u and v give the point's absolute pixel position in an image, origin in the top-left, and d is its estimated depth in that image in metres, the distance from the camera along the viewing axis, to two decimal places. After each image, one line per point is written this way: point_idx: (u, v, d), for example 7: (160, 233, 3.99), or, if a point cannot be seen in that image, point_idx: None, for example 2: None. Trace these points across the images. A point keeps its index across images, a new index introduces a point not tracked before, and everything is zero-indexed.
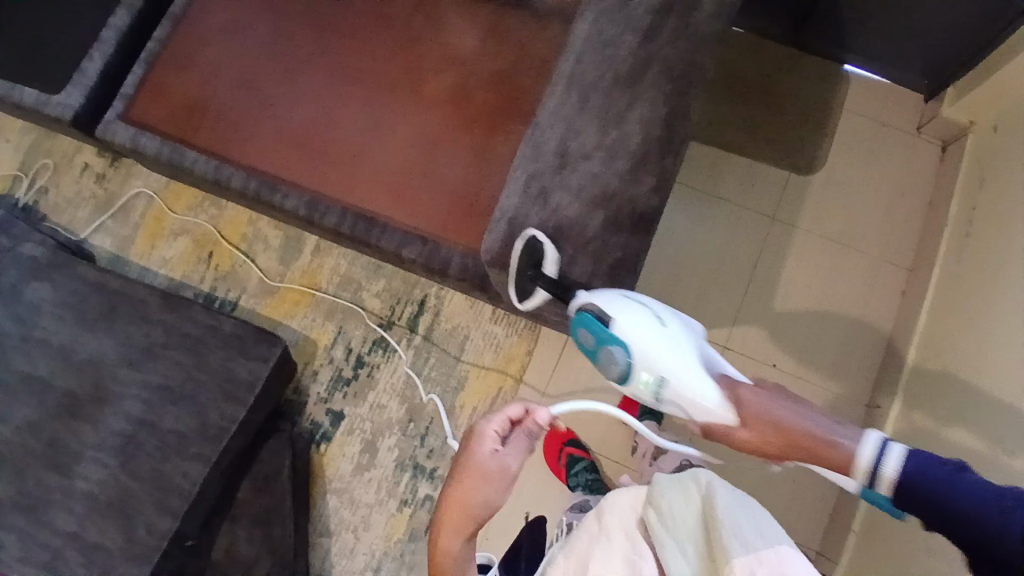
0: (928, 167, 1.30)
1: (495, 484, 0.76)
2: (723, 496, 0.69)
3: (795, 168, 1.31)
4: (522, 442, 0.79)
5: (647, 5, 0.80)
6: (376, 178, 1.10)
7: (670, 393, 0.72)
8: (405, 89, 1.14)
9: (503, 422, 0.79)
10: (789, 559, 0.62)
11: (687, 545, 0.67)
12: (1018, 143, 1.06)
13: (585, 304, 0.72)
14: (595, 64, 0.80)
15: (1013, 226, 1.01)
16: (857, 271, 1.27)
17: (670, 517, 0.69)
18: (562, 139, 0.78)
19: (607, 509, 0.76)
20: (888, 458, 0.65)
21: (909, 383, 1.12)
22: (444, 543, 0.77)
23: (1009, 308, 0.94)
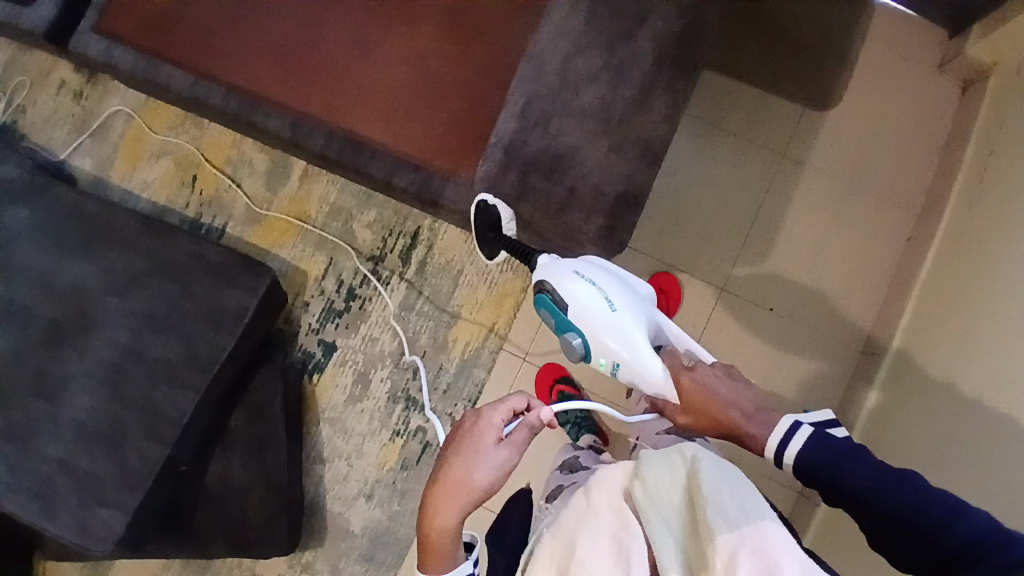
0: (949, 107, 1.23)
1: (489, 471, 0.73)
2: (712, 470, 0.61)
3: (810, 104, 1.24)
4: (524, 434, 0.75)
5: None
6: (367, 97, 1.03)
7: (624, 374, 0.85)
8: (399, 0, 1.05)
9: (508, 412, 0.76)
10: (775, 540, 0.54)
11: (672, 525, 0.59)
12: None
13: (542, 288, 0.86)
14: None
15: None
16: (866, 214, 1.23)
17: (654, 490, 0.61)
18: (565, 60, 0.72)
19: (593, 485, 0.67)
20: (789, 440, 0.74)
21: (907, 332, 1.12)
22: (431, 527, 0.74)
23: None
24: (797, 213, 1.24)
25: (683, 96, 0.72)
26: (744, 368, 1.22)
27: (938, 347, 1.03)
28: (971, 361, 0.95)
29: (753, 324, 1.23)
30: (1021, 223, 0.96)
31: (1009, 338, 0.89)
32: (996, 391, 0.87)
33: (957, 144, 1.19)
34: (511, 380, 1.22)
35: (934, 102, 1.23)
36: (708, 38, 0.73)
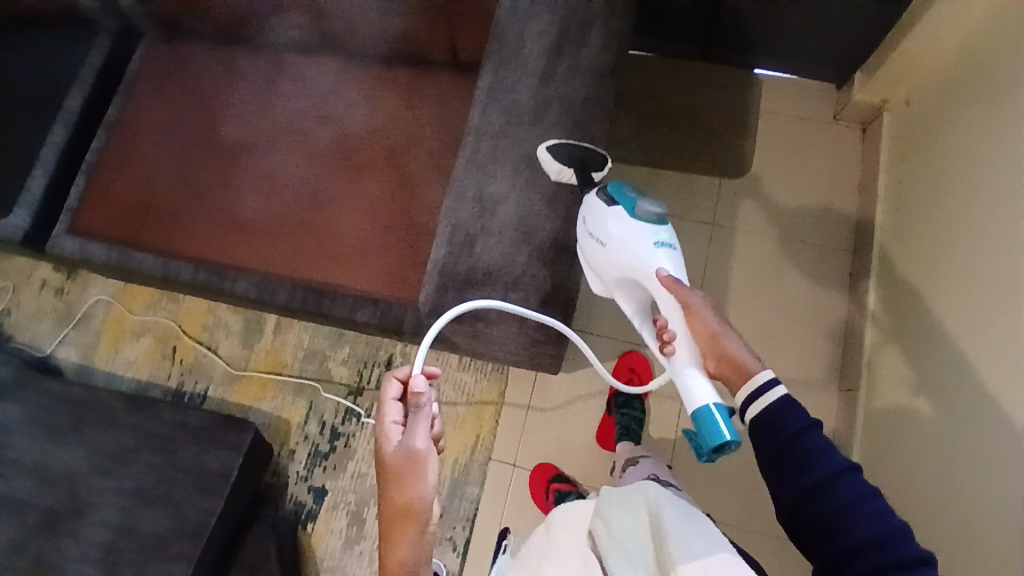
0: (854, 151, 1.35)
1: (408, 472, 0.73)
2: (670, 507, 0.71)
3: (724, 174, 1.35)
4: (416, 415, 0.75)
5: (539, 50, 0.86)
6: (323, 247, 1.13)
7: (671, 257, 0.76)
8: (340, 161, 1.18)
9: (396, 408, 0.77)
10: (726, 569, 0.65)
11: (635, 560, 0.68)
12: (941, 113, 1.10)
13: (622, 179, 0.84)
14: (500, 112, 0.84)
15: (942, 198, 1.06)
16: (805, 260, 1.31)
17: (618, 531, 0.70)
18: (479, 187, 0.81)
19: (555, 523, 0.75)
20: (779, 385, 0.69)
21: (873, 363, 1.17)
22: (393, 555, 0.74)
23: (966, 270, 0.96)
24: (743, 272, 1.31)
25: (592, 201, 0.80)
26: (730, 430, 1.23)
27: (910, 372, 1.05)
28: (942, 380, 0.96)
29: None
30: (947, 242, 1.02)
31: (964, 348, 0.92)
32: (970, 403, 0.89)
33: (869, 182, 1.30)
34: (505, 489, 1.22)
35: (838, 150, 1.35)
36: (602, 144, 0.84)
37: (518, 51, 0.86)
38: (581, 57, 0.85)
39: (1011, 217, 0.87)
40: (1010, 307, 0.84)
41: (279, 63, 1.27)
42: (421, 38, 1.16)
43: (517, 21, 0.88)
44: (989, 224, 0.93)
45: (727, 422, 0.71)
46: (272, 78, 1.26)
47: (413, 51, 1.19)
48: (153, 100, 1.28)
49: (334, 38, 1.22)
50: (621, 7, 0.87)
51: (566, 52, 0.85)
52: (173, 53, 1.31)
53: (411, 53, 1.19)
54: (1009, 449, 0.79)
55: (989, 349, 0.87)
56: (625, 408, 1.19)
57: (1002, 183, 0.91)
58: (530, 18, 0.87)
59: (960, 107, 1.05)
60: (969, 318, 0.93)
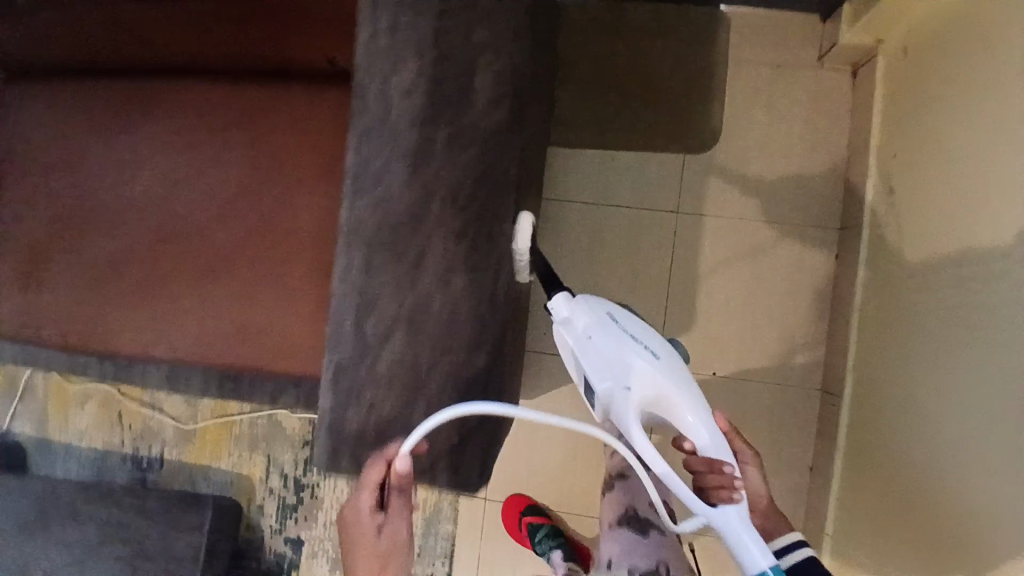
0: (842, 100, 1.12)
1: (391, 562, 0.69)
2: None
3: (687, 150, 1.15)
4: (400, 501, 0.68)
5: (408, 114, 0.64)
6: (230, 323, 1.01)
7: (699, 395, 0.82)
8: (233, 219, 1.03)
9: (373, 496, 0.67)
10: None
11: None
12: (944, 71, 0.86)
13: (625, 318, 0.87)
14: (372, 210, 0.65)
15: (935, 188, 0.87)
16: (786, 242, 1.14)
17: None
18: (357, 320, 0.65)
19: None
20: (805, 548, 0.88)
21: (860, 367, 1.05)
22: None
23: (965, 289, 0.79)
24: (714, 266, 1.16)
25: (498, 321, 0.66)
26: None
27: (894, 391, 0.94)
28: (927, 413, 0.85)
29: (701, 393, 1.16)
30: (940, 248, 0.86)
31: (951, 386, 0.81)
32: (955, 457, 0.79)
33: (859, 146, 1.09)
34: (479, 523, 1.19)
35: (823, 104, 1.13)
36: (504, 240, 0.67)
37: (382, 121, 0.65)
38: (463, 121, 0.64)
39: (1012, 246, 0.71)
40: (1002, 359, 0.71)
41: (141, 98, 1.06)
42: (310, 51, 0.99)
43: (377, 74, 0.65)
44: (985, 240, 0.76)
45: None
46: (141, 120, 1.06)
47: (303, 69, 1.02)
48: (11, 161, 1.09)
49: (214, 66, 1.05)
50: (510, 39, 0.65)
51: (444, 117, 0.64)
52: (22, 98, 1.09)
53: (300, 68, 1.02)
54: (999, 528, 0.70)
55: (975, 397, 0.75)
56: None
57: (1001, 192, 0.73)
58: (393, 69, 0.65)
59: (960, 68, 0.82)
60: (956, 353, 0.80)
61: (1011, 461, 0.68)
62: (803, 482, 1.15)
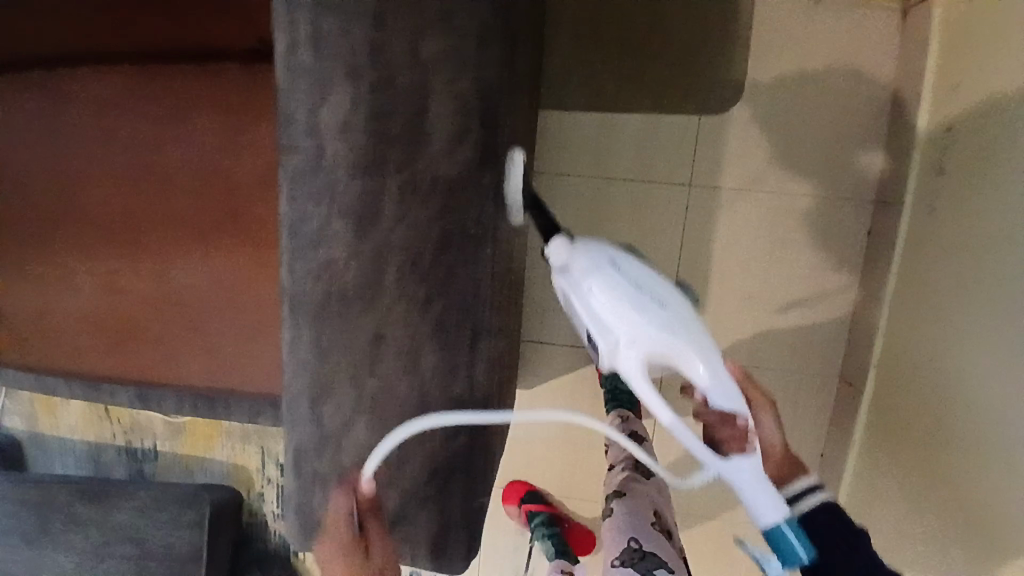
0: (887, 44, 0.93)
1: None
2: None
3: (702, 108, 0.98)
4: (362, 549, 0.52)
5: (345, 158, 0.51)
6: (197, 339, 0.94)
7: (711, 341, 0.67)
8: (180, 223, 0.90)
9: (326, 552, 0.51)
10: None
11: None
12: (1017, 21, 0.69)
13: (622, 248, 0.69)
14: (315, 277, 0.54)
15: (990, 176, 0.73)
16: (811, 216, 1.00)
17: None
18: (314, 404, 0.56)
19: None
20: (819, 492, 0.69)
21: (882, 364, 0.94)
22: None
23: (1009, 300, 0.68)
24: (727, 245, 1.02)
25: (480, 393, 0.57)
26: None
27: (915, 398, 0.86)
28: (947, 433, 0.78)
29: None
30: (987, 249, 0.73)
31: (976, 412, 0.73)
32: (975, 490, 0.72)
33: (905, 104, 0.91)
34: None
35: (865, 51, 0.94)
36: (478, 304, 0.55)
37: (316, 165, 0.52)
38: (415, 166, 0.50)
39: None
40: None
41: (45, 80, 0.89)
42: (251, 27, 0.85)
43: (302, 103, 0.52)
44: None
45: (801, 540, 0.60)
46: (52, 114, 0.89)
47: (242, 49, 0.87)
48: None
49: (128, 46, 0.87)
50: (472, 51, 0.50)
51: (391, 162, 0.50)
52: None
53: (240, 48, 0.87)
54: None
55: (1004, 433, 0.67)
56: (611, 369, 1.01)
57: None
58: (321, 97, 0.51)
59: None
60: (988, 368, 0.70)
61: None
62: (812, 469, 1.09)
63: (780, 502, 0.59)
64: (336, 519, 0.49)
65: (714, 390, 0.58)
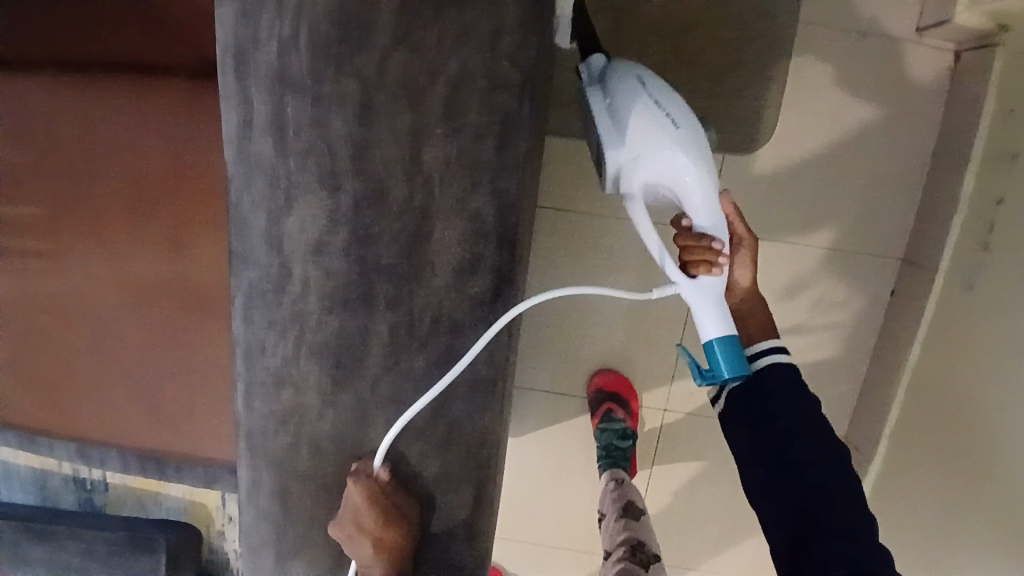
0: (936, 89, 0.83)
1: None
2: None
3: (729, 146, 0.85)
4: None
5: (320, 287, 0.40)
6: (118, 404, 0.75)
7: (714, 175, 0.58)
8: (89, 265, 0.71)
9: None
10: None
11: None
12: None
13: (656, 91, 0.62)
14: (277, 421, 0.43)
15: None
16: (834, 270, 0.91)
17: None
18: (277, 562, 0.47)
19: None
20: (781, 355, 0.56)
21: (895, 434, 0.89)
22: None
23: None
24: None
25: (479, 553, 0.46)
26: (710, 484, 1.03)
27: (927, 480, 0.81)
28: (962, 527, 0.73)
29: (711, 436, 1.01)
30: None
31: (998, 514, 0.68)
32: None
33: (949, 159, 0.82)
34: None
35: (912, 92, 0.83)
36: (488, 468, 0.44)
37: (279, 287, 0.41)
38: (410, 300, 0.40)
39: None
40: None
41: None
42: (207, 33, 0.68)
43: (260, 208, 0.40)
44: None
45: (735, 357, 0.53)
46: None
47: (184, 58, 0.69)
48: None
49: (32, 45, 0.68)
50: (489, 155, 0.38)
51: (380, 293, 0.40)
52: None
53: (176, 53, 0.68)
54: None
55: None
56: (607, 426, 0.94)
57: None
58: (285, 206, 0.39)
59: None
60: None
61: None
62: None
63: (724, 317, 0.53)
64: (350, 491, 0.42)
65: (697, 209, 0.51)
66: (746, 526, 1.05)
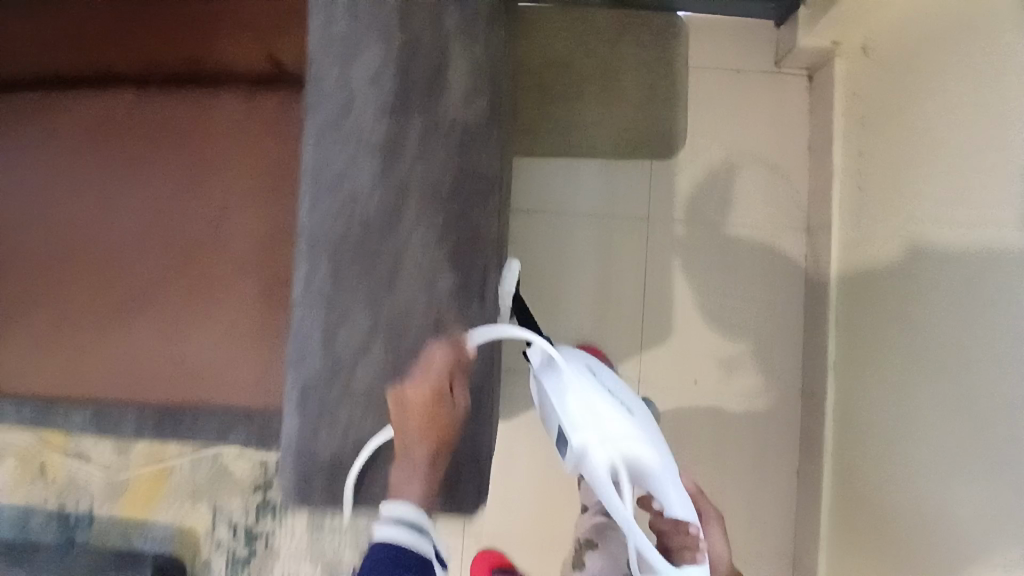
0: (800, 103, 1.14)
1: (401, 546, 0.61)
2: None
3: (654, 153, 1.13)
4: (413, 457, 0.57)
5: (375, 107, 0.59)
6: (169, 349, 0.89)
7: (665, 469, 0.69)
8: (171, 231, 0.91)
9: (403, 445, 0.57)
10: None
11: None
12: (906, 70, 0.88)
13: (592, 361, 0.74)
14: (335, 211, 0.58)
15: (899, 179, 0.89)
16: (757, 243, 1.13)
17: None
18: (326, 335, 0.58)
19: None
20: None
21: (841, 369, 1.04)
22: None
23: (944, 280, 0.80)
24: (687, 272, 1.13)
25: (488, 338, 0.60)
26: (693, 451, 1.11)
27: (875, 391, 0.94)
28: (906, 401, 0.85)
29: (686, 404, 1.11)
30: (911, 242, 0.86)
31: (933, 375, 0.81)
32: (942, 454, 0.78)
33: (820, 148, 1.10)
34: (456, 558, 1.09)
35: (783, 108, 1.14)
36: (486, 247, 0.59)
37: (344, 113, 0.59)
38: (436, 113, 0.59)
39: (980, 238, 0.73)
40: (978, 350, 0.73)
41: (59, 101, 0.93)
42: (260, 50, 0.91)
43: (334, 62, 0.59)
44: (954, 234, 0.78)
45: None
46: (59, 133, 0.92)
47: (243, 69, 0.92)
48: None
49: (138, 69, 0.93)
50: (483, 21, 0.59)
51: (415, 108, 0.58)
52: None
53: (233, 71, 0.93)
54: (997, 527, 0.69)
55: (959, 390, 0.76)
56: None
57: (966, 186, 0.76)
58: (352, 57, 0.59)
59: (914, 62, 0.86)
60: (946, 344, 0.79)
61: (1006, 458, 0.68)
62: (788, 490, 1.11)
63: None
64: (399, 245, 0.57)
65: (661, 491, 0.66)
66: (733, 493, 1.11)
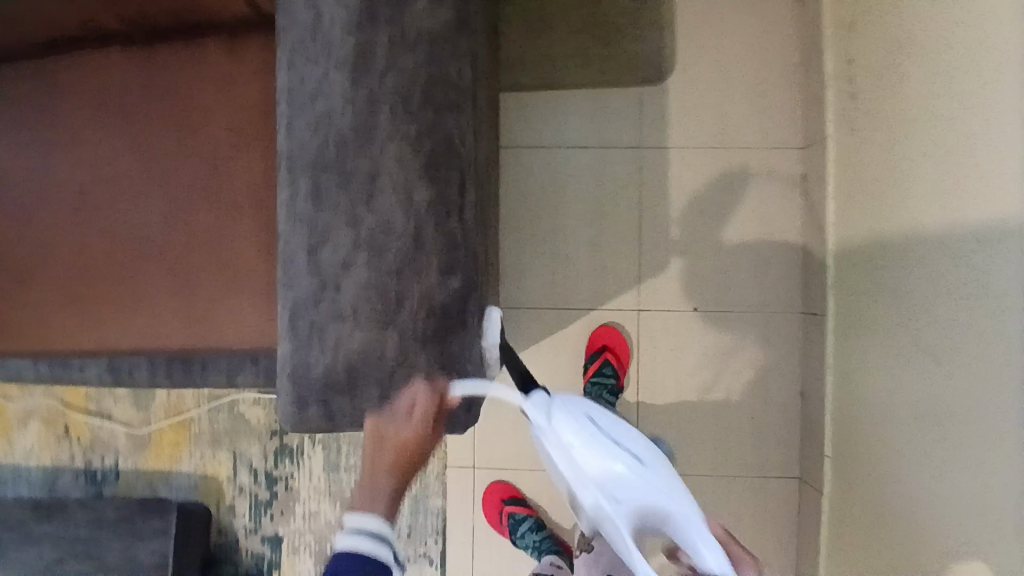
0: (791, 17, 1.10)
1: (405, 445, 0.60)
2: None
3: (642, 79, 1.11)
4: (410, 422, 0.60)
5: (343, 21, 0.58)
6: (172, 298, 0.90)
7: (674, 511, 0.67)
8: (163, 183, 0.92)
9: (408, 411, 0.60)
10: None
11: None
12: None
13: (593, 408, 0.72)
14: (312, 130, 0.59)
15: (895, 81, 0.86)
16: (752, 166, 1.11)
17: None
18: (310, 254, 0.58)
19: None
20: None
21: (838, 286, 1.03)
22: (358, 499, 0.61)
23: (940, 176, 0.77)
24: (681, 199, 1.12)
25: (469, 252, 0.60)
26: (695, 377, 1.12)
27: (871, 302, 0.93)
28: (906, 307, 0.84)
29: (686, 332, 1.12)
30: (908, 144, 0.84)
31: (932, 276, 0.79)
32: (938, 351, 0.78)
33: (812, 62, 1.07)
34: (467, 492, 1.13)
35: (774, 23, 1.10)
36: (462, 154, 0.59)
37: (314, 30, 0.59)
38: (403, 21, 0.58)
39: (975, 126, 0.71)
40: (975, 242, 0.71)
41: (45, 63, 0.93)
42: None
43: None
44: (952, 127, 0.75)
45: None
46: (48, 95, 0.93)
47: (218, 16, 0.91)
48: None
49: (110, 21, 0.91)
50: None
51: (381, 16, 0.58)
52: None
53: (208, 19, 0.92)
54: (991, 413, 0.69)
55: (954, 286, 0.75)
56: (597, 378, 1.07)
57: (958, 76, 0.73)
58: None
59: None
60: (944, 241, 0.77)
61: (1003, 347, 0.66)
62: (792, 410, 1.12)
63: None
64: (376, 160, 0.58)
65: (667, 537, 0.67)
66: (737, 416, 1.12)
